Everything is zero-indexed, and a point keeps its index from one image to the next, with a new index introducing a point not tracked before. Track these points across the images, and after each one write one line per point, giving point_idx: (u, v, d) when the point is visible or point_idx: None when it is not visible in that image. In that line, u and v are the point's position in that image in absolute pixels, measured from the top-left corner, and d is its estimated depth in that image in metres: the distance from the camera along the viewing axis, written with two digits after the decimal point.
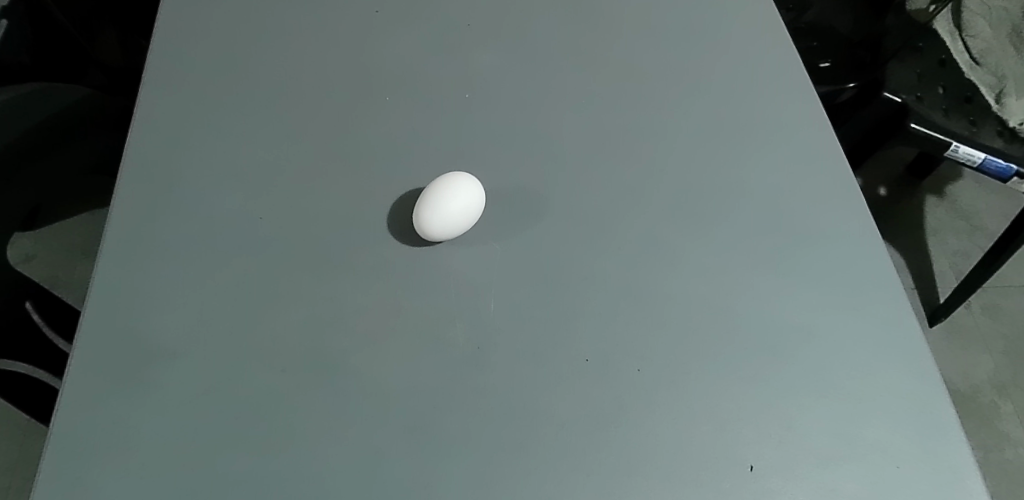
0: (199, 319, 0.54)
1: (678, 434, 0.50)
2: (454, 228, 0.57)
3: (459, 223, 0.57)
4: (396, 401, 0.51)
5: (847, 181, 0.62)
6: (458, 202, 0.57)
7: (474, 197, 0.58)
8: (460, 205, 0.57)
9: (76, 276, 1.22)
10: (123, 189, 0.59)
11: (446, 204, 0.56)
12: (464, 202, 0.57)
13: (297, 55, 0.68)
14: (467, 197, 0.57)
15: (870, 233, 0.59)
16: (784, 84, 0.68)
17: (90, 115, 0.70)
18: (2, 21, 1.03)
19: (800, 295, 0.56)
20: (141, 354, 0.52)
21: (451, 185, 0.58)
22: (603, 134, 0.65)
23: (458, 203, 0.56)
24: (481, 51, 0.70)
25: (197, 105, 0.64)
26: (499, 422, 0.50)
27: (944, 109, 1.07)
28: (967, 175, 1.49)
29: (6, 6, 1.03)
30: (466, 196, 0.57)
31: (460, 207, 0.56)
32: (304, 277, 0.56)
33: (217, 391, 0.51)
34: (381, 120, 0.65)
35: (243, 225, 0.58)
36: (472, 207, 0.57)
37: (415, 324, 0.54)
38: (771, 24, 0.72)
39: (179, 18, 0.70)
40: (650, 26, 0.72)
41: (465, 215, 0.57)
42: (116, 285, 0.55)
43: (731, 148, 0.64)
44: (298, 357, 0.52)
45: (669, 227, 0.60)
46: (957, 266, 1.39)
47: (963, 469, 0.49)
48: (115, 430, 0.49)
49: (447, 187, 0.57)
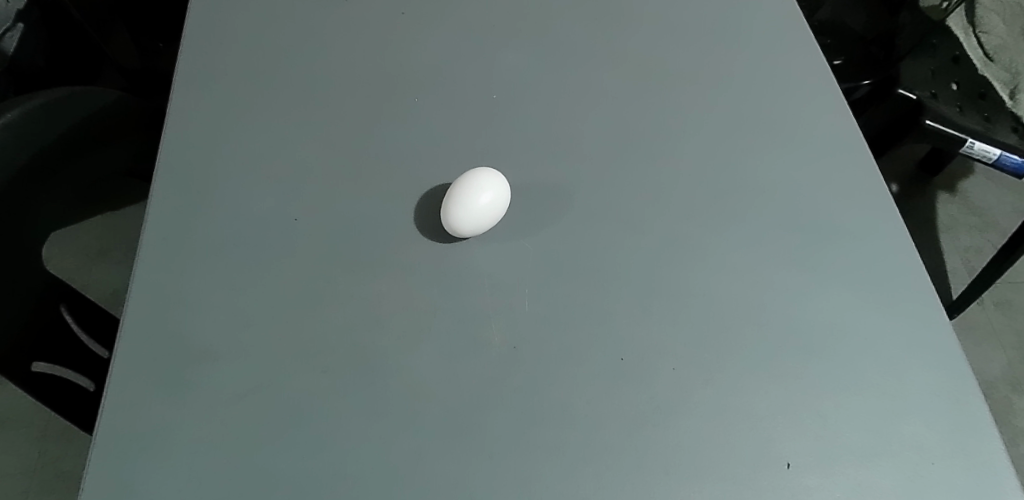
0: (238, 320, 0.54)
1: (714, 432, 0.50)
2: (482, 223, 0.57)
3: (485, 219, 0.57)
4: (436, 401, 0.51)
5: (874, 177, 0.62)
6: (485, 197, 0.57)
7: (500, 190, 0.58)
8: (487, 199, 0.57)
9: (90, 279, 1.23)
10: (159, 192, 0.60)
11: (474, 199, 0.57)
12: (491, 196, 0.57)
13: (325, 57, 0.69)
14: (492, 190, 0.58)
15: (900, 229, 0.59)
16: (808, 80, 0.68)
17: (131, 116, 0.70)
18: (18, 24, 1.08)
19: (830, 292, 0.57)
20: (183, 355, 0.53)
21: (477, 180, 0.58)
22: (630, 133, 0.65)
23: (485, 197, 0.57)
24: (506, 51, 0.70)
25: (229, 108, 0.65)
26: (537, 421, 0.51)
27: (960, 106, 1.07)
28: (979, 171, 1.49)
29: (21, 10, 1.07)
30: (492, 192, 0.58)
31: (487, 203, 0.57)
32: (339, 277, 0.56)
33: (259, 392, 0.51)
34: (410, 121, 0.65)
35: (279, 226, 0.59)
36: (498, 200, 0.58)
37: (449, 324, 0.54)
38: (794, 20, 0.72)
39: (208, 21, 0.70)
40: (674, 24, 0.72)
41: (491, 211, 0.57)
42: (156, 288, 0.55)
43: (759, 145, 0.64)
44: (336, 358, 0.53)
45: (697, 226, 0.60)
46: (971, 262, 1.39)
47: (996, 465, 0.50)
48: (160, 431, 0.50)
49: (473, 183, 0.58)
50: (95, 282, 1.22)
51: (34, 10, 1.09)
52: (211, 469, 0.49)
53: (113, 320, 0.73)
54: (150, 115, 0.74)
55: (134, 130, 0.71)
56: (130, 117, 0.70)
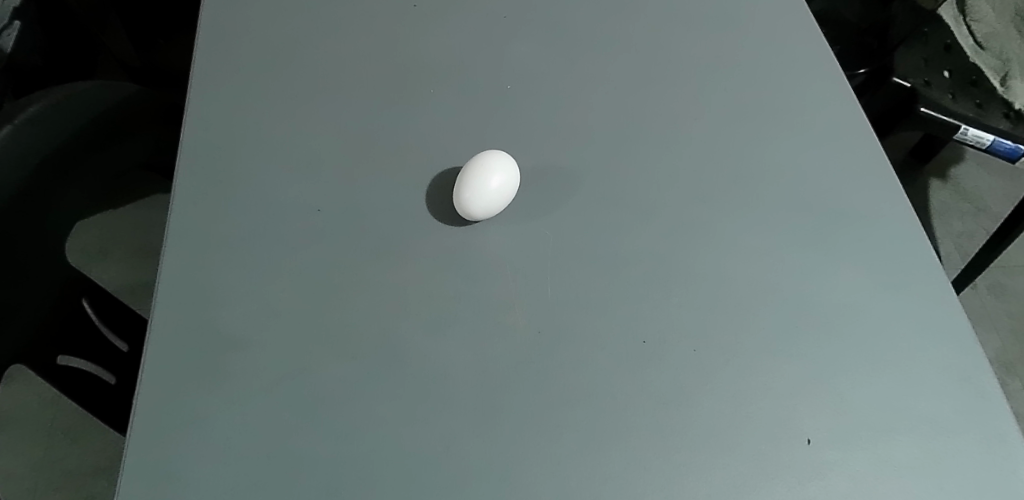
0: (266, 310, 0.55)
1: (735, 410, 0.52)
2: (493, 207, 0.58)
3: (496, 201, 0.58)
4: (463, 387, 0.52)
5: (881, 161, 0.63)
6: (495, 180, 0.58)
7: (510, 173, 0.59)
8: (497, 182, 0.58)
9: (98, 273, 1.22)
10: (181, 186, 0.60)
11: (484, 182, 0.58)
12: (501, 179, 0.58)
13: (340, 49, 0.69)
14: (503, 173, 0.59)
15: (909, 211, 0.61)
16: (813, 66, 0.69)
17: (148, 109, 0.71)
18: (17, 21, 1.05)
19: (843, 272, 0.58)
20: (214, 345, 0.53)
21: (487, 164, 0.59)
22: (642, 121, 0.66)
23: (495, 180, 0.58)
24: (517, 41, 0.71)
25: (247, 100, 0.65)
26: (563, 402, 0.52)
27: (952, 94, 1.07)
28: (969, 156, 1.52)
29: (19, 7, 1.05)
30: (502, 175, 0.59)
31: (496, 186, 0.58)
32: (361, 266, 0.57)
33: (289, 380, 0.52)
34: (425, 111, 0.66)
35: (301, 217, 0.59)
36: (508, 183, 0.59)
37: (472, 310, 0.55)
38: (795, 8, 0.73)
39: (221, 15, 0.71)
40: (681, 12, 0.73)
41: (501, 193, 0.58)
42: (184, 280, 0.56)
43: (769, 130, 0.65)
44: (363, 346, 0.54)
45: (711, 210, 0.61)
46: (963, 248, 1.41)
47: (1007, 436, 0.51)
48: (194, 420, 0.51)
49: (482, 167, 0.59)
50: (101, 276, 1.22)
51: (30, 7, 1.07)
52: (247, 456, 0.50)
53: (135, 315, 0.74)
54: (167, 109, 0.75)
55: (152, 123, 0.71)
56: (148, 111, 0.70)
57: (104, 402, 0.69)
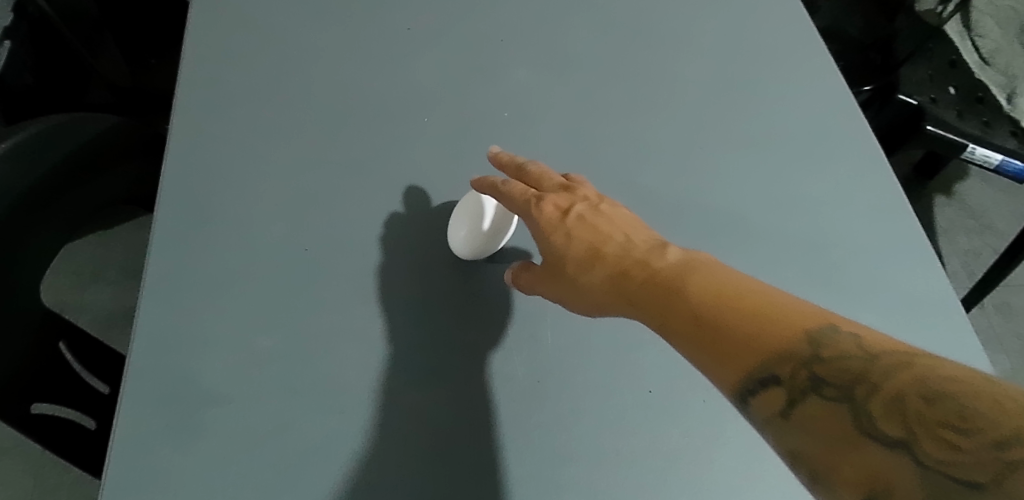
0: (251, 355, 0.52)
1: (735, 460, 0.53)
2: (491, 244, 0.58)
3: (494, 240, 0.58)
4: (462, 436, 0.51)
5: (869, 197, 0.67)
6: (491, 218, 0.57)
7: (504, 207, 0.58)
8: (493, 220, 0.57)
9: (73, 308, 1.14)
10: (160, 222, 0.57)
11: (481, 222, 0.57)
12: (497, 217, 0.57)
13: (333, 75, 0.68)
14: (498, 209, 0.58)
15: (919, 251, 0.64)
16: (794, 100, 0.72)
17: (125, 143, 0.69)
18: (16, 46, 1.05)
19: (864, 314, 0.60)
20: (194, 397, 0.50)
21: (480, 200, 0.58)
22: (639, 151, 0.67)
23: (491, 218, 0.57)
24: (514, 66, 0.71)
25: (235, 128, 0.63)
26: (563, 458, 0.51)
27: (958, 111, 1.06)
28: (973, 173, 1.50)
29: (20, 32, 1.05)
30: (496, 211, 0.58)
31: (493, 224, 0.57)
32: (353, 310, 0.55)
33: (277, 434, 0.50)
34: (421, 141, 0.65)
35: (290, 255, 0.57)
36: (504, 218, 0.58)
37: (471, 357, 0.55)
38: (781, 41, 0.77)
39: (207, 38, 0.69)
40: (674, 40, 0.75)
41: (499, 230, 0.58)
42: (163, 324, 0.52)
43: (759, 163, 0.68)
44: (356, 399, 0.51)
45: (710, 247, 0.61)
46: (971, 266, 1.38)
47: None
48: (170, 481, 0.47)
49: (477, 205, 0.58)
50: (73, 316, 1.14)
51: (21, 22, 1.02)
52: None
53: (112, 353, 0.73)
54: (149, 142, 0.73)
55: (130, 159, 0.70)
56: (126, 145, 0.69)
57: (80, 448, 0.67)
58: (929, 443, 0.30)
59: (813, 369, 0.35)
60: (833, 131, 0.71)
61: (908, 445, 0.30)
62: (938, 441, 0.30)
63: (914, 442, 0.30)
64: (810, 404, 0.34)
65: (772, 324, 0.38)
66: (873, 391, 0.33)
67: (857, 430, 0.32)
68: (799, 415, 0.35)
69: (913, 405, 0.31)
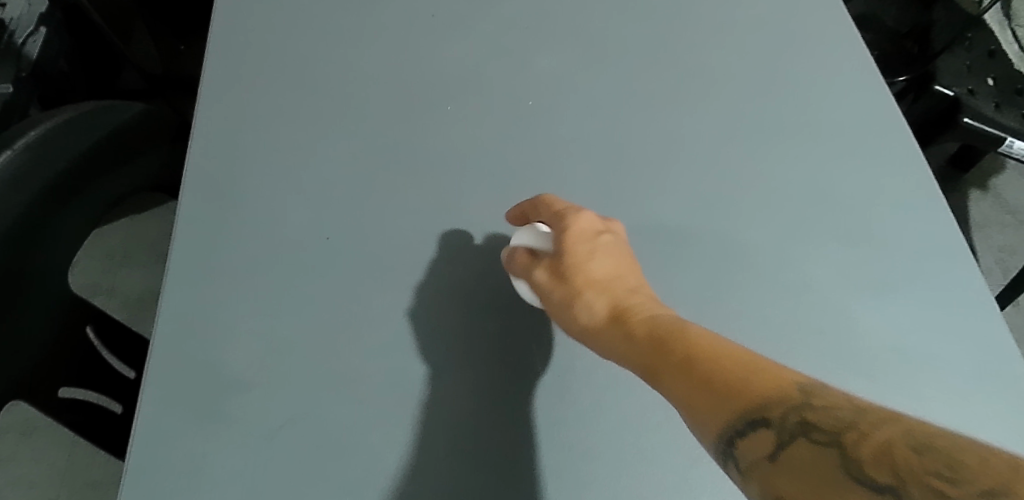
0: (271, 344, 0.52)
1: None
2: None
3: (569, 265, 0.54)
4: (482, 426, 0.51)
5: (900, 190, 0.64)
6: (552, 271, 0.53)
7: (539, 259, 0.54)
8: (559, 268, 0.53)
9: (104, 292, 1.11)
10: (184, 209, 0.58)
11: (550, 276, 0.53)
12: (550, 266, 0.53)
13: (356, 62, 0.68)
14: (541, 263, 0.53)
15: (944, 243, 0.62)
16: (826, 88, 0.70)
17: (148, 130, 0.69)
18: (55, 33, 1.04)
19: (889, 310, 0.58)
20: (215, 384, 0.51)
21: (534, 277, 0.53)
22: (667, 142, 0.65)
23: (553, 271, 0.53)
24: (539, 54, 0.70)
25: (257, 116, 0.63)
26: (580, 454, 0.51)
27: (997, 103, 0.97)
28: (1011, 167, 1.46)
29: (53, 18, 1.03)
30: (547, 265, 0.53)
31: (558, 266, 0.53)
32: (372, 301, 0.55)
33: (296, 423, 0.50)
34: (442, 129, 0.64)
35: (311, 244, 0.57)
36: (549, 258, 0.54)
37: (490, 349, 0.54)
38: (813, 29, 0.75)
39: (231, 24, 0.69)
40: (702, 28, 0.74)
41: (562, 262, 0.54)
42: (185, 310, 0.53)
43: (790, 152, 0.66)
44: (374, 389, 0.52)
45: (735, 240, 0.60)
46: (1005, 262, 1.34)
47: None
48: (191, 465, 0.48)
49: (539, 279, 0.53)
50: (104, 301, 1.10)
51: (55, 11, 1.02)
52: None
53: (138, 337, 0.74)
54: (172, 130, 0.74)
55: (153, 146, 0.71)
56: (150, 132, 0.69)
57: (108, 430, 0.69)
58: (917, 488, 0.26)
59: (804, 414, 0.32)
60: (866, 120, 0.68)
61: (895, 488, 0.26)
62: (926, 487, 0.25)
63: (902, 485, 0.26)
64: (795, 445, 0.31)
65: (768, 375, 0.35)
66: (862, 436, 0.29)
67: (841, 471, 0.28)
68: (784, 456, 0.31)
69: (901, 453, 0.27)
